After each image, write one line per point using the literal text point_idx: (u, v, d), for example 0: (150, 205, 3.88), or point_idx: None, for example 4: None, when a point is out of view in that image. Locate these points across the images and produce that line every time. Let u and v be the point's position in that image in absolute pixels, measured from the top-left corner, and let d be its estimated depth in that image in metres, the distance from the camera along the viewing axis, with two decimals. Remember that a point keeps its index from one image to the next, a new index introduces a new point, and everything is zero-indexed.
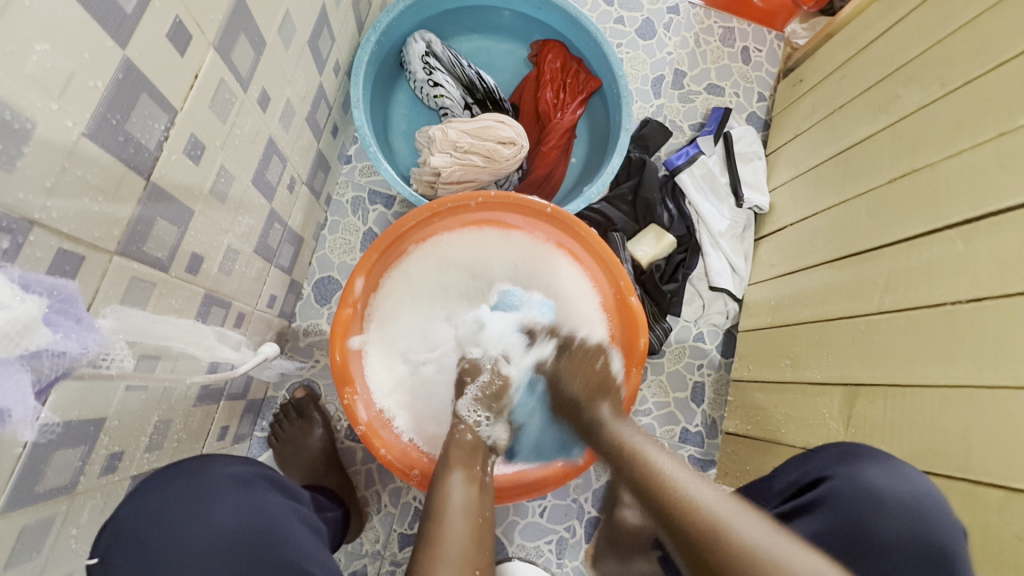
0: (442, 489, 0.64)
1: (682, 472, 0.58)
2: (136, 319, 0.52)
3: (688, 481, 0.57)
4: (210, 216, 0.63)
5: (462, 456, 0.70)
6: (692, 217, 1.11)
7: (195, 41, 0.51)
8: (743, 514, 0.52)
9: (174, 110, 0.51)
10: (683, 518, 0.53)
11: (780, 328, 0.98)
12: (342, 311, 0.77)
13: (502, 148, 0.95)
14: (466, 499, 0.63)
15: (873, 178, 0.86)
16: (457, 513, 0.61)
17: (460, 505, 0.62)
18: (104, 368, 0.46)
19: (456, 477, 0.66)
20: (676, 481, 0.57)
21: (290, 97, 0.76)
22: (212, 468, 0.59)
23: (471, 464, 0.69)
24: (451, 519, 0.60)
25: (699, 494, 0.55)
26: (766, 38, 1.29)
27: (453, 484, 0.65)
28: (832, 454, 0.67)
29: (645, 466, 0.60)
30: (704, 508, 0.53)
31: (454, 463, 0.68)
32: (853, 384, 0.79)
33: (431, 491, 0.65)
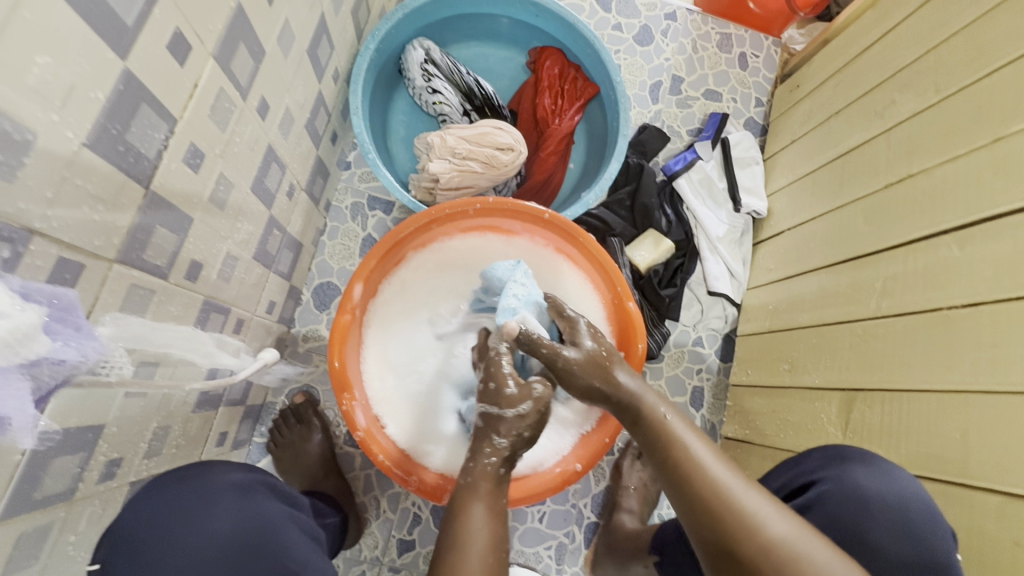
0: (459, 520, 0.57)
1: (745, 488, 0.51)
2: (134, 326, 0.52)
3: (754, 501, 0.50)
4: (210, 223, 0.63)
5: (486, 483, 0.60)
6: (690, 222, 1.12)
7: (194, 51, 0.52)
8: (814, 543, 0.48)
9: (174, 120, 0.51)
10: (747, 548, 0.48)
11: (777, 333, 0.98)
12: (341, 317, 0.78)
13: (501, 154, 0.96)
14: (486, 529, 0.56)
15: (869, 183, 0.86)
16: (483, 549, 0.54)
17: (485, 541, 0.55)
18: (103, 375, 0.47)
19: (480, 506, 0.58)
20: (743, 502, 0.50)
21: (290, 105, 0.77)
22: (213, 475, 0.60)
23: (495, 489, 0.60)
24: (475, 544, 0.55)
25: (768, 519, 0.49)
26: (763, 43, 1.29)
27: (476, 516, 0.57)
28: (824, 455, 0.68)
29: (700, 478, 0.53)
30: (774, 541, 0.47)
31: (476, 491, 0.59)
32: (850, 389, 0.79)
33: (445, 526, 0.57)
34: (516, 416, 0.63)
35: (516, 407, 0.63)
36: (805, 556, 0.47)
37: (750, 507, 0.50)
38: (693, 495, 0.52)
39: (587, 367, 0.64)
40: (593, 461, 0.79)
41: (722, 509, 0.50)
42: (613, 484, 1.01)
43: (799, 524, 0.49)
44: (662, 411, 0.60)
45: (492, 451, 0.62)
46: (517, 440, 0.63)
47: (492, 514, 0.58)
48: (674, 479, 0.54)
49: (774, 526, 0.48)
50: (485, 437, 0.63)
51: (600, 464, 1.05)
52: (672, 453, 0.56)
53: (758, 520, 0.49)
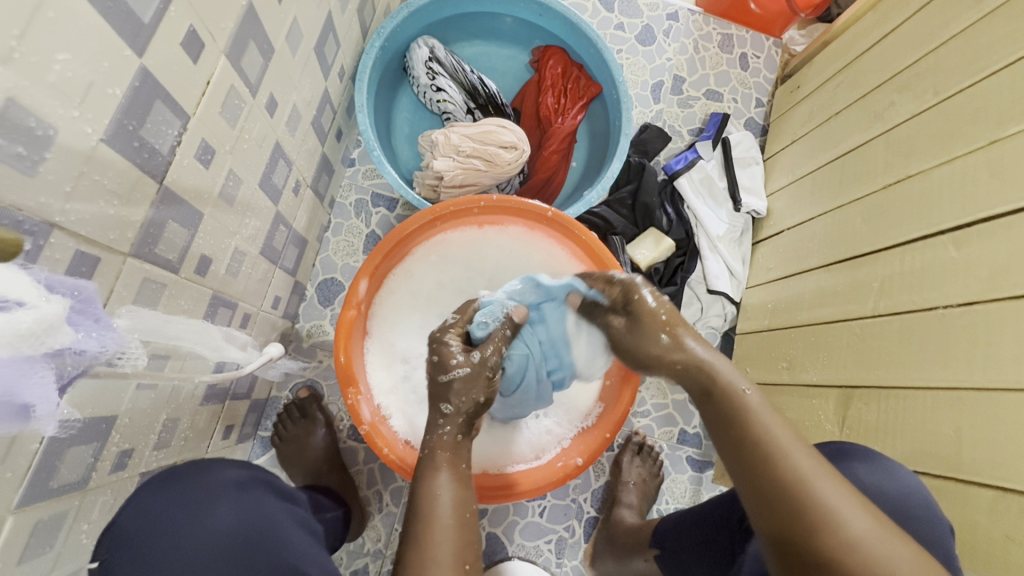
0: (431, 485, 0.57)
1: (825, 478, 0.49)
2: (148, 319, 0.53)
3: (832, 491, 0.48)
4: (219, 219, 0.64)
5: (447, 452, 0.61)
6: (690, 220, 1.13)
7: (207, 49, 0.53)
8: (890, 548, 0.45)
9: (187, 116, 0.52)
10: (824, 540, 0.46)
11: (776, 330, 0.99)
12: (346, 313, 0.78)
13: (504, 152, 0.97)
14: (453, 493, 0.57)
15: (868, 184, 0.87)
16: (450, 515, 0.55)
17: (451, 505, 0.56)
18: (119, 367, 0.47)
19: (444, 477, 0.58)
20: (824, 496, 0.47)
21: (297, 102, 0.78)
22: (214, 473, 0.61)
23: (454, 457, 0.61)
24: (442, 513, 0.55)
25: (847, 514, 0.46)
26: (764, 44, 1.31)
27: (443, 482, 0.58)
28: (825, 451, 0.70)
29: (780, 464, 0.50)
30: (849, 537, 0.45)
31: (439, 463, 0.59)
32: (846, 387, 0.80)
33: (415, 493, 0.57)
34: (462, 389, 0.64)
35: (460, 364, 0.66)
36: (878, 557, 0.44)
37: (828, 501, 0.47)
38: (770, 480, 0.50)
39: (639, 334, 0.63)
40: (592, 458, 0.80)
41: (799, 501, 0.48)
42: (613, 479, 1.03)
43: (877, 525, 0.46)
44: (742, 386, 0.56)
45: (442, 421, 0.63)
46: (457, 411, 0.63)
47: (459, 484, 0.58)
48: (750, 459, 0.52)
49: (853, 521, 0.46)
50: (434, 409, 0.64)
51: (600, 460, 1.07)
52: (749, 433, 0.53)
53: (835, 513, 0.46)
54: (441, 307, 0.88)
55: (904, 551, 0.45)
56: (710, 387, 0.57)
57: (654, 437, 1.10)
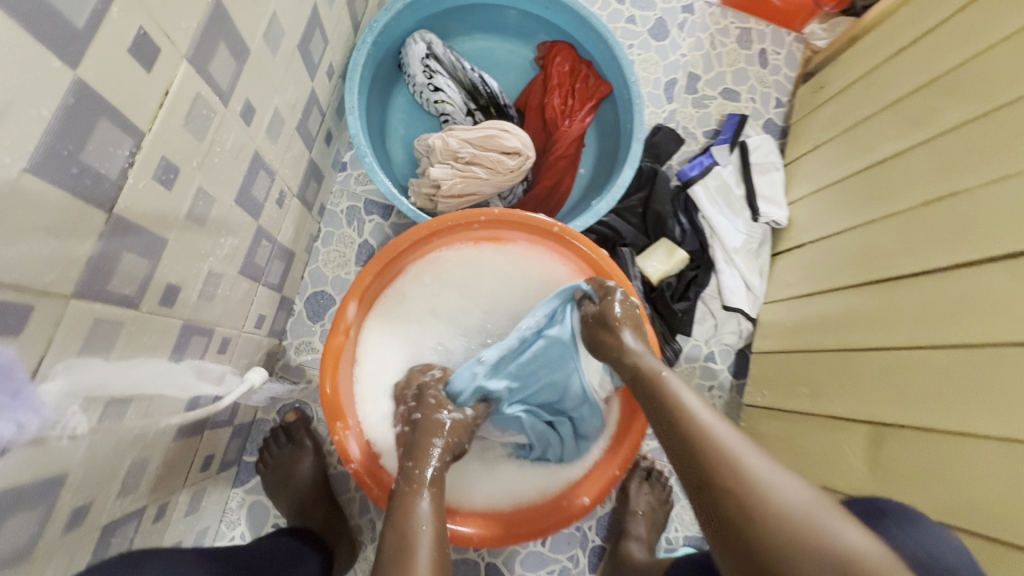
0: (410, 517, 0.54)
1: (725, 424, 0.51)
2: (93, 373, 0.46)
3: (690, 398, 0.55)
4: (188, 242, 0.57)
5: (432, 483, 0.58)
6: (705, 231, 1.05)
7: (163, 53, 0.45)
8: (785, 481, 0.44)
9: (141, 133, 0.45)
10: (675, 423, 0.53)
11: (796, 353, 0.93)
12: (334, 339, 0.73)
13: (507, 159, 0.90)
14: (431, 527, 0.53)
15: (905, 199, 0.80)
16: (430, 540, 0.52)
17: (429, 539, 0.52)
18: (51, 437, 0.43)
19: (424, 502, 0.56)
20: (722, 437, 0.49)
21: (279, 105, 0.70)
22: None
23: (438, 490, 0.58)
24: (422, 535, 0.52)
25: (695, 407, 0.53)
26: (784, 40, 1.22)
27: (421, 514, 0.54)
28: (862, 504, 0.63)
29: (686, 418, 0.52)
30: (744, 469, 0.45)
31: (419, 494, 0.57)
32: (879, 425, 0.74)
33: (390, 524, 0.54)
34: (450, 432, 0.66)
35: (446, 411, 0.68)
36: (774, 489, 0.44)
37: (722, 441, 0.48)
38: (676, 432, 0.52)
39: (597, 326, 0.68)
40: (599, 497, 0.74)
41: (700, 444, 0.49)
42: (619, 506, 0.98)
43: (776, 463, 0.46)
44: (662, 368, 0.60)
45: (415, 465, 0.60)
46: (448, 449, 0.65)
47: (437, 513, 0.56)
48: (665, 420, 0.54)
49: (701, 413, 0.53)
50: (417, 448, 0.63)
51: None
52: (662, 398, 0.56)
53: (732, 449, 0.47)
54: (437, 336, 0.82)
55: (803, 488, 0.44)
56: (639, 372, 0.61)
57: (663, 461, 1.04)
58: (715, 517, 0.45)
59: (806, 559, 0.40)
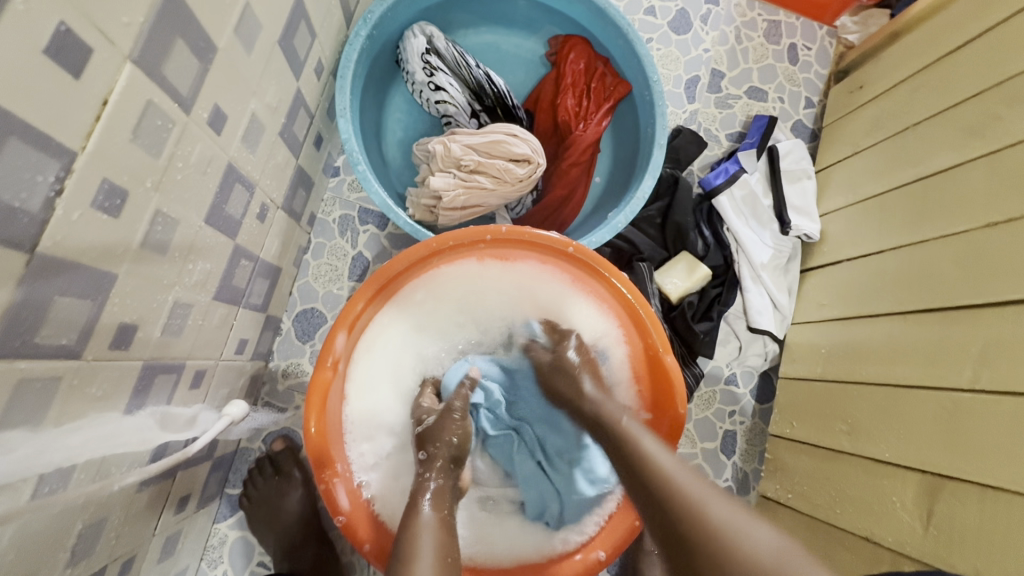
0: (414, 527, 0.55)
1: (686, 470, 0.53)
2: (14, 447, 0.38)
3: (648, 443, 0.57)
4: (146, 274, 0.49)
5: (431, 495, 0.60)
6: (730, 245, 0.96)
7: (98, 55, 0.37)
8: (756, 526, 0.46)
9: (69, 153, 0.37)
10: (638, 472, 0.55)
11: (831, 383, 0.85)
12: (321, 375, 0.64)
13: (516, 167, 0.81)
14: (437, 535, 0.55)
15: (964, 219, 0.72)
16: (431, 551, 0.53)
17: (433, 549, 0.53)
18: None
19: (426, 510, 0.58)
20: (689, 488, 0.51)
21: (258, 110, 0.62)
22: None
23: (440, 500, 0.60)
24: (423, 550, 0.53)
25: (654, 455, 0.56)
26: (816, 33, 1.12)
27: (424, 524, 0.56)
28: None
29: (652, 465, 0.54)
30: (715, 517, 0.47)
31: (420, 508, 0.58)
32: (935, 475, 0.66)
33: (398, 540, 0.55)
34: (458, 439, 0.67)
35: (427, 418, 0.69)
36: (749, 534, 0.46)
37: (690, 490, 0.50)
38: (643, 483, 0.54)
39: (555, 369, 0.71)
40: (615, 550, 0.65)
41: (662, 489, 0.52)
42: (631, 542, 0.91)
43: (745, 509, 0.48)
44: (621, 414, 0.62)
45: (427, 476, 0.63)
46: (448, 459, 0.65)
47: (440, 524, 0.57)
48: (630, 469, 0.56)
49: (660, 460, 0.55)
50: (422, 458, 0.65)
51: None
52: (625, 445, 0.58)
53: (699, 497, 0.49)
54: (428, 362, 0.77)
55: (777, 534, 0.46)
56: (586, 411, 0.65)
57: None
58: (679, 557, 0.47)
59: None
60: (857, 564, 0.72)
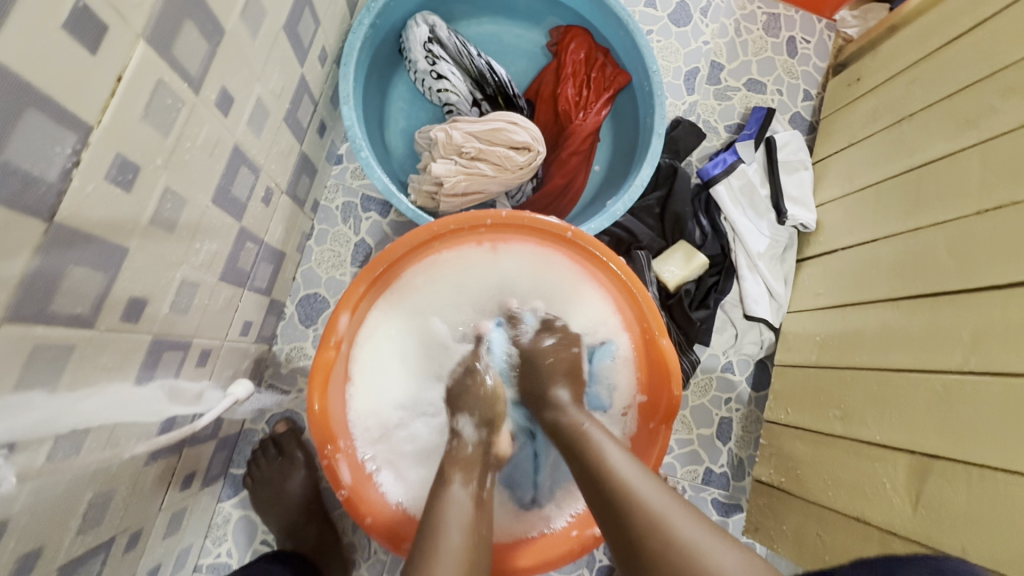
0: (441, 503, 0.57)
1: (650, 481, 0.54)
2: (33, 410, 0.40)
3: (626, 468, 0.55)
4: (155, 249, 0.50)
5: (463, 476, 0.61)
6: (727, 234, 0.98)
7: (113, 33, 0.38)
8: (722, 550, 0.47)
9: (86, 127, 0.38)
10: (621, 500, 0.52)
11: (824, 369, 0.86)
12: (324, 354, 0.66)
13: (516, 155, 0.82)
14: (468, 510, 0.57)
15: (958, 207, 0.73)
16: (462, 530, 0.54)
17: (460, 521, 0.55)
18: None
19: (457, 484, 0.60)
20: (654, 505, 0.51)
21: (263, 94, 0.63)
22: None
23: (468, 475, 0.62)
24: (451, 523, 0.55)
25: (636, 484, 0.53)
26: (815, 27, 1.13)
27: (453, 501, 0.58)
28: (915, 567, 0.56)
29: (613, 478, 0.54)
30: (677, 539, 0.48)
31: (450, 483, 0.60)
32: (924, 455, 0.68)
33: (427, 513, 0.57)
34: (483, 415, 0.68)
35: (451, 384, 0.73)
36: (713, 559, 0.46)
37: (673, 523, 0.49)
38: (604, 497, 0.54)
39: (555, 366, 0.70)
40: None
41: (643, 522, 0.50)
42: None
43: (709, 527, 0.49)
44: (582, 421, 0.62)
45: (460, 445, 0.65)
46: (478, 422, 0.68)
47: (474, 501, 0.59)
48: (591, 480, 0.56)
49: (642, 490, 0.52)
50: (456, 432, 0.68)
51: None
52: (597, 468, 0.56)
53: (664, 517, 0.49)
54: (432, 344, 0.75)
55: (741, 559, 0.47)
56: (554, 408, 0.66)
57: (676, 477, 0.96)
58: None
59: None
60: (848, 544, 0.74)
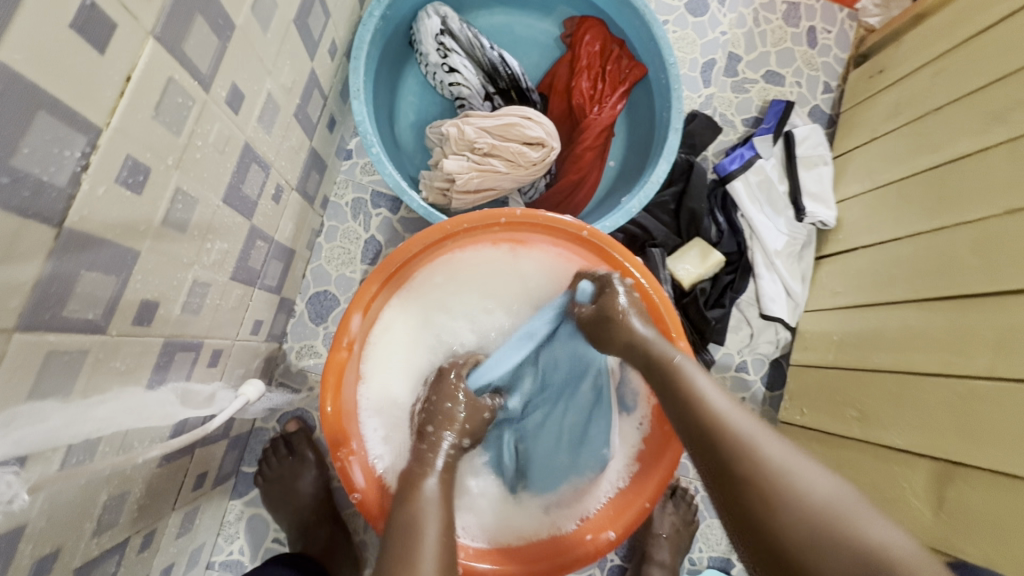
0: (416, 502, 0.54)
1: (776, 438, 0.44)
2: (48, 416, 0.40)
3: (697, 377, 0.52)
4: (167, 251, 0.49)
5: (439, 469, 0.59)
6: (744, 231, 0.96)
7: (122, 30, 0.37)
8: (822, 475, 0.41)
9: (95, 129, 0.37)
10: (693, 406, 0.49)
11: (844, 370, 0.84)
12: (336, 355, 0.65)
13: (529, 150, 0.80)
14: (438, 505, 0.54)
15: (983, 205, 0.71)
16: (436, 530, 0.51)
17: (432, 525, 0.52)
18: None
19: (431, 483, 0.57)
20: (733, 421, 0.46)
21: (273, 90, 0.61)
22: None
23: (444, 473, 0.59)
24: (427, 530, 0.51)
25: (706, 392, 0.50)
26: (835, 16, 1.10)
27: (426, 499, 0.54)
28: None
29: (684, 385, 0.52)
30: (816, 508, 0.39)
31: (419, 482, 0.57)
32: (946, 461, 0.66)
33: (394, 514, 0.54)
34: (471, 410, 0.66)
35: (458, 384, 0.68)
36: (860, 524, 0.37)
37: (744, 431, 0.45)
38: (715, 452, 0.45)
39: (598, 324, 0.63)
40: (629, 525, 0.66)
41: (716, 429, 0.46)
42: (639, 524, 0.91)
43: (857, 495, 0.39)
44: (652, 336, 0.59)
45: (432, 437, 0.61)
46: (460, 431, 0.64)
47: (443, 498, 0.56)
48: (700, 435, 0.48)
49: (712, 398, 0.49)
50: (431, 428, 0.63)
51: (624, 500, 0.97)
52: (671, 382, 0.53)
53: (795, 480, 0.40)
54: (437, 334, 0.75)
55: (899, 531, 0.37)
56: (651, 359, 0.56)
57: (689, 477, 0.95)
58: (735, 510, 0.42)
59: (833, 550, 0.37)
60: None
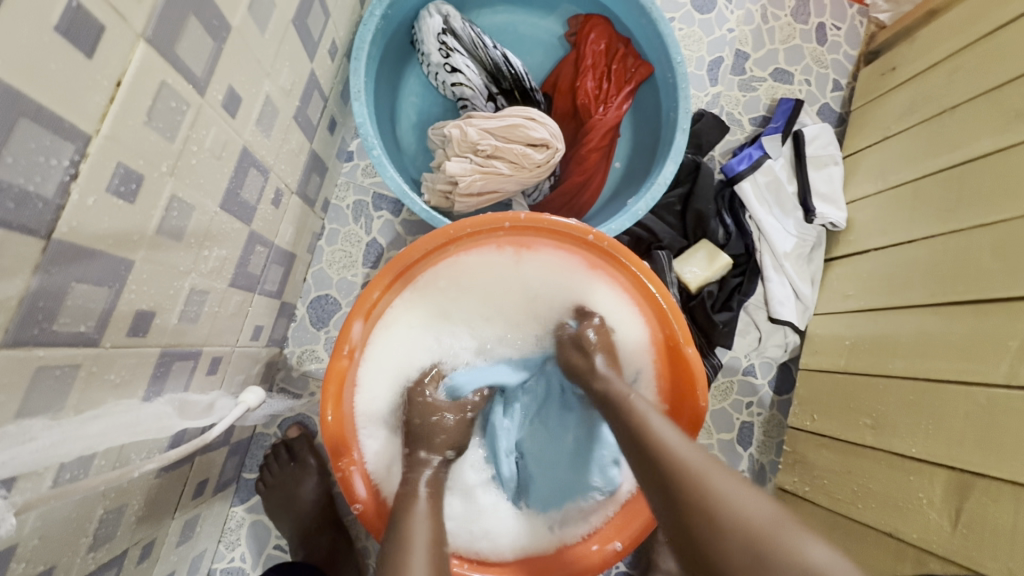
0: (408, 517, 0.54)
1: (724, 472, 0.48)
2: (37, 434, 0.38)
3: (651, 415, 0.57)
4: (162, 260, 0.48)
5: (428, 484, 0.59)
6: (752, 234, 0.94)
7: (110, 34, 0.35)
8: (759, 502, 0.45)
9: (83, 137, 0.35)
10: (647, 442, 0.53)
11: (856, 376, 0.82)
12: (337, 364, 0.63)
13: (533, 152, 0.79)
14: (428, 522, 0.54)
15: (1004, 207, 0.69)
16: (425, 544, 0.52)
17: (426, 535, 0.53)
18: None
19: (421, 502, 0.56)
20: (683, 456, 0.50)
21: (271, 92, 0.60)
22: None
23: (435, 491, 0.59)
24: (416, 546, 0.51)
25: (659, 428, 0.54)
26: (845, 12, 1.07)
27: (418, 513, 0.55)
28: None
29: (639, 422, 0.56)
30: (754, 533, 0.43)
31: (416, 495, 0.57)
32: (965, 472, 0.65)
33: (392, 528, 0.54)
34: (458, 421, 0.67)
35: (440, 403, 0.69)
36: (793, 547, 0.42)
37: (692, 463, 0.49)
38: (667, 484, 0.49)
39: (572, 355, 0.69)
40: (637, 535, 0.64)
41: (666, 462, 0.51)
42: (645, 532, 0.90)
43: (792, 519, 0.44)
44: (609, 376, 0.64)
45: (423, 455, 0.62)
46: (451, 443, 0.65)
47: (434, 512, 0.56)
48: (656, 474, 0.51)
49: (665, 434, 0.54)
50: (426, 443, 0.64)
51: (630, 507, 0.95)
52: (628, 419, 0.57)
53: (741, 508, 0.44)
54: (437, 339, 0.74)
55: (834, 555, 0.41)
56: (612, 400, 0.61)
57: None
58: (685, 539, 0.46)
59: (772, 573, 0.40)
60: (881, 559, 0.72)
